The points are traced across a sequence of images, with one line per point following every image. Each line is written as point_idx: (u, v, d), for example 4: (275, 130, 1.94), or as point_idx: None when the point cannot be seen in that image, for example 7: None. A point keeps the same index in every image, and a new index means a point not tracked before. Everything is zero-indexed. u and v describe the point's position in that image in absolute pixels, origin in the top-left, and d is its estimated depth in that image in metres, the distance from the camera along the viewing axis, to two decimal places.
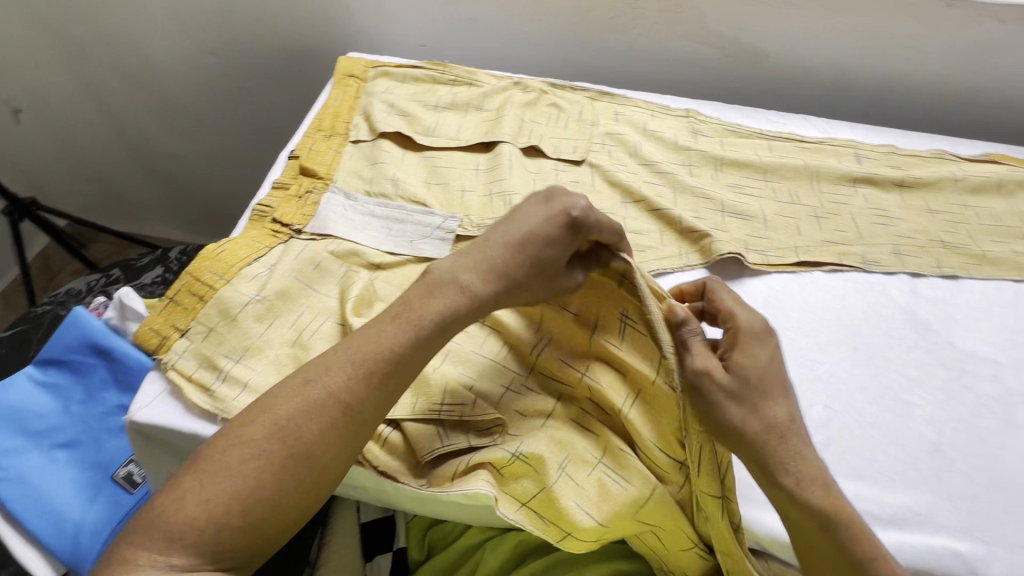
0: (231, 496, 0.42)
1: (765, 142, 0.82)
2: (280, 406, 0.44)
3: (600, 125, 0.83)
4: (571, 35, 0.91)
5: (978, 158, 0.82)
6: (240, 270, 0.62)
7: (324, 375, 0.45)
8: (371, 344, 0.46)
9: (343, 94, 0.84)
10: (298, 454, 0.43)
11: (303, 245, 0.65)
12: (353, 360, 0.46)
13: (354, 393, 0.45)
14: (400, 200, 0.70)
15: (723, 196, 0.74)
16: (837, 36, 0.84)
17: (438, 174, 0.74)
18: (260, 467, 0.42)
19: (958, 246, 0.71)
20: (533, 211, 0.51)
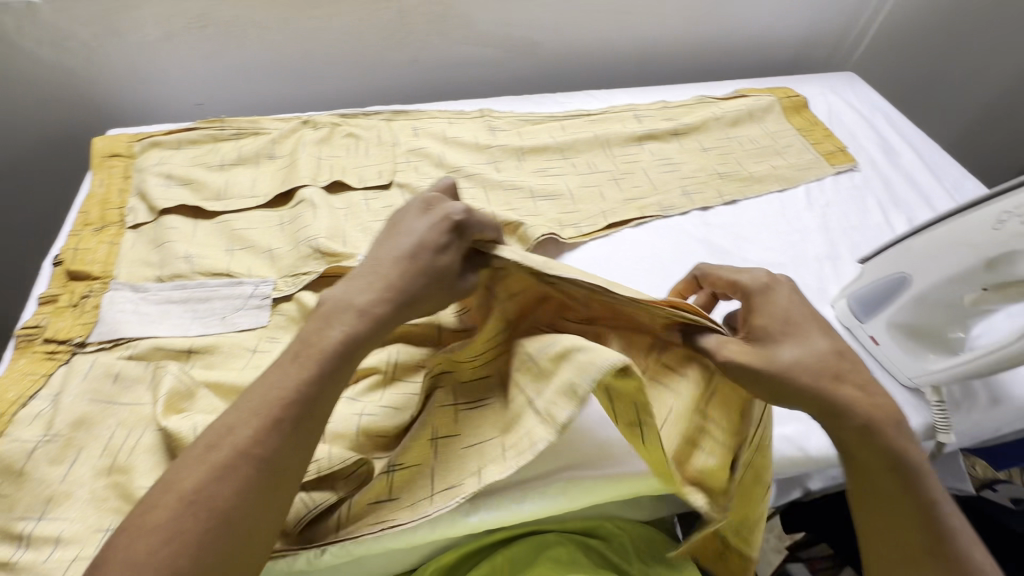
0: None
1: (557, 123, 0.88)
2: (183, 482, 0.37)
3: (402, 144, 0.83)
4: (351, 62, 0.90)
5: (730, 96, 0.95)
6: (14, 415, 0.52)
7: (233, 429, 0.39)
8: (278, 383, 0.41)
9: (109, 177, 0.75)
10: (221, 522, 0.36)
11: (92, 360, 0.57)
12: (261, 409, 0.40)
13: (273, 439, 0.39)
14: (199, 277, 0.64)
15: (529, 183, 0.78)
16: (591, 16, 0.92)
17: (238, 236, 0.69)
18: (173, 552, 0.34)
19: (731, 173, 0.82)
20: (415, 223, 0.50)
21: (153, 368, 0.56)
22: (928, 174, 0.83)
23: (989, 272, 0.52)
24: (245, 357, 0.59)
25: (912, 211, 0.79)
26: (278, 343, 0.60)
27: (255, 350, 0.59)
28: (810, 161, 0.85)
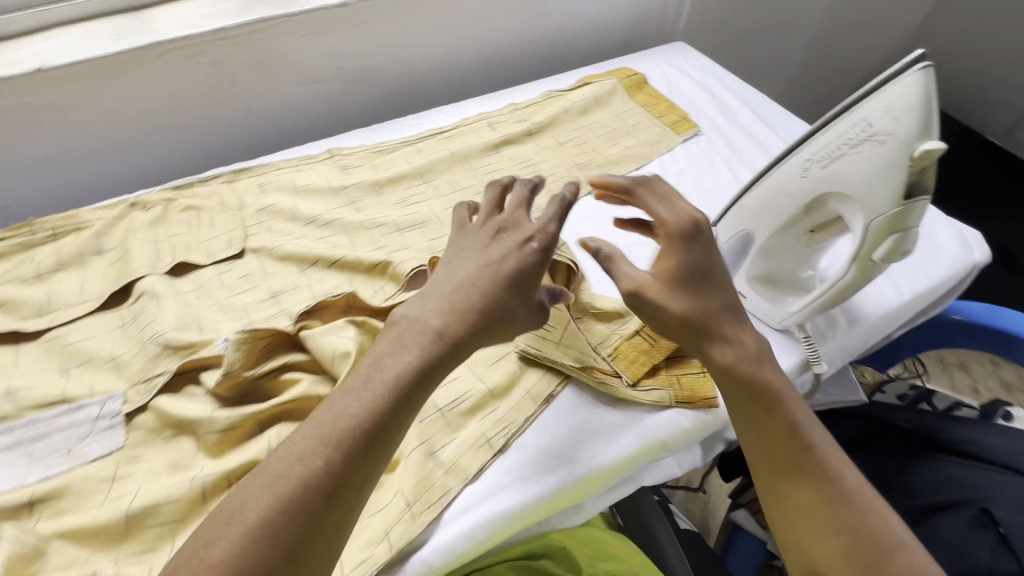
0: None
1: (412, 147, 0.86)
2: (287, 470, 0.41)
3: (249, 204, 0.77)
4: (175, 127, 0.82)
5: (574, 86, 0.97)
6: None
7: (301, 459, 0.42)
8: (361, 395, 0.45)
9: None
10: (275, 547, 0.39)
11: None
12: (324, 441, 0.42)
13: (333, 469, 0.42)
14: (30, 413, 0.56)
15: (393, 217, 0.76)
16: (421, 33, 0.91)
17: (72, 353, 0.61)
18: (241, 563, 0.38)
19: (589, 162, 0.84)
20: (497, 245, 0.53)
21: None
22: (762, 125, 0.90)
23: (809, 216, 0.58)
24: (105, 489, 0.52)
25: (755, 162, 0.84)
26: (141, 463, 0.53)
27: (115, 477, 0.52)
28: (659, 134, 0.89)
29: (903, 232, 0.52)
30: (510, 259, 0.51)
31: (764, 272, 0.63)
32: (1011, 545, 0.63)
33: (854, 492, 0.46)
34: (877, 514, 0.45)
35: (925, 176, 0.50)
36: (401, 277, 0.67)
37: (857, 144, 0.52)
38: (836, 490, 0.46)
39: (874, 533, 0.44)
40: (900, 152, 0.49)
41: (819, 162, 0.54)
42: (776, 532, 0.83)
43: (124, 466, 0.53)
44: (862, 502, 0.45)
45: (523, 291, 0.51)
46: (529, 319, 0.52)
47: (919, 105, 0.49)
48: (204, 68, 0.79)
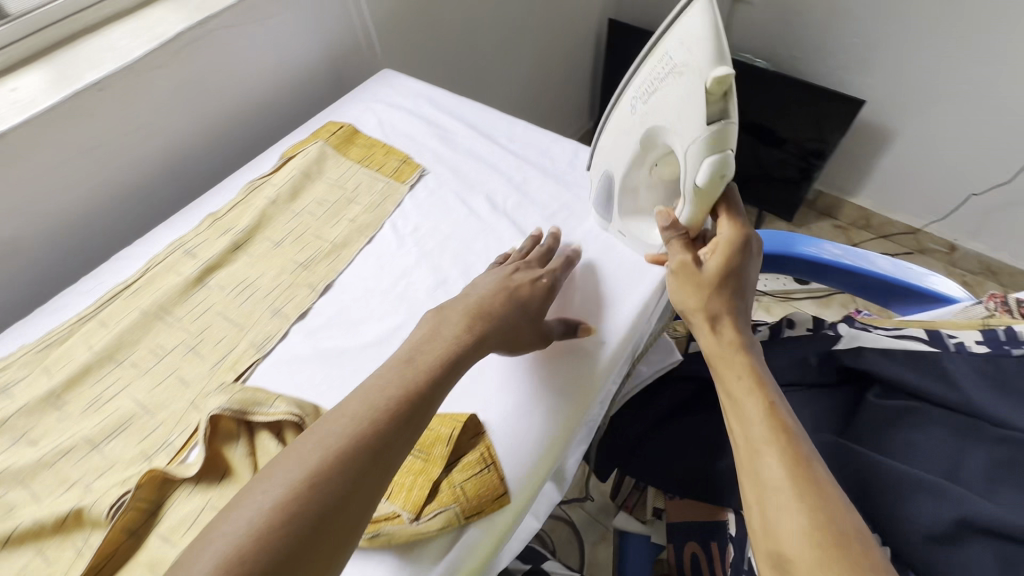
0: (245, 543, 0.37)
1: (93, 322, 0.68)
2: (310, 451, 0.43)
3: None
4: None
5: (278, 165, 0.84)
6: None
7: (285, 478, 0.41)
8: (349, 418, 0.45)
9: None
10: (305, 523, 0.39)
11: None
12: (352, 426, 0.45)
13: (315, 489, 0.41)
14: None
15: (83, 433, 0.59)
16: (49, 179, 0.72)
17: None
18: (268, 526, 0.38)
19: (314, 255, 0.73)
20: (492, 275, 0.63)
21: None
22: (483, 140, 0.85)
23: (652, 148, 0.62)
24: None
25: (487, 185, 0.79)
26: None
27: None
28: (383, 190, 0.80)
29: (724, 153, 0.53)
30: (534, 279, 0.63)
31: (633, 208, 0.68)
32: None
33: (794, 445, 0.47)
34: (814, 464, 0.46)
35: (727, 102, 0.52)
36: (101, 520, 0.52)
37: (663, 78, 0.56)
38: (768, 438, 0.48)
39: (807, 474, 0.45)
40: (697, 82, 0.51)
41: (642, 99, 0.60)
42: (654, 522, 0.84)
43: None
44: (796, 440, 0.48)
45: (529, 314, 0.60)
46: (541, 313, 0.61)
47: (708, 36, 0.50)
48: None
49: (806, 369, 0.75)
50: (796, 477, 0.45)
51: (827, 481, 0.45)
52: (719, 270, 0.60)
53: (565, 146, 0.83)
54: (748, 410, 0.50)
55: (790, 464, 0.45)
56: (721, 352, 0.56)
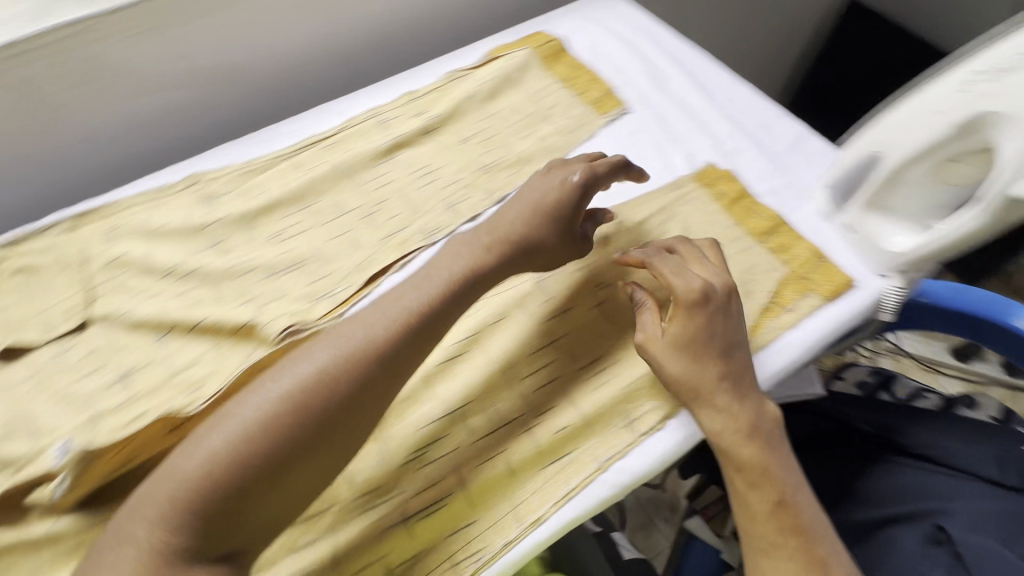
0: (225, 457, 0.40)
1: (290, 163, 0.73)
2: (316, 356, 0.45)
3: (94, 258, 0.65)
4: None
5: (483, 60, 0.82)
6: None
7: (261, 399, 0.42)
8: (354, 334, 0.46)
9: None
10: (298, 432, 0.42)
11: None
12: (370, 327, 0.47)
13: (300, 414, 0.42)
14: None
15: (264, 258, 0.64)
16: (290, 15, 0.75)
17: None
18: (258, 436, 0.41)
19: (497, 162, 0.72)
20: (539, 185, 0.59)
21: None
22: (698, 92, 0.77)
23: (956, 141, 0.51)
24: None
25: (689, 143, 0.72)
26: None
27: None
28: (578, 117, 0.76)
29: None
30: (564, 186, 0.58)
31: (883, 200, 0.58)
32: (966, 567, 0.59)
33: (752, 453, 0.49)
34: (787, 479, 0.49)
35: None
36: (268, 340, 0.58)
37: None
38: (751, 432, 0.50)
39: (782, 471, 0.49)
40: None
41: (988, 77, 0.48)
42: (729, 540, 0.82)
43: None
44: (768, 420, 0.51)
45: (565, 233, 0.57)
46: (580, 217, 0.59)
47: None
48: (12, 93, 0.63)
49: (978, 459, 0.67)
50: (774, 518, 0.47)
51: (798, 511, 0.47)
52: (704, 345, 0.51)
53: (791, 128, 0.73)
54: (745, 404, 0.51)
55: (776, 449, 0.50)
56: (717, 386, 0.51)
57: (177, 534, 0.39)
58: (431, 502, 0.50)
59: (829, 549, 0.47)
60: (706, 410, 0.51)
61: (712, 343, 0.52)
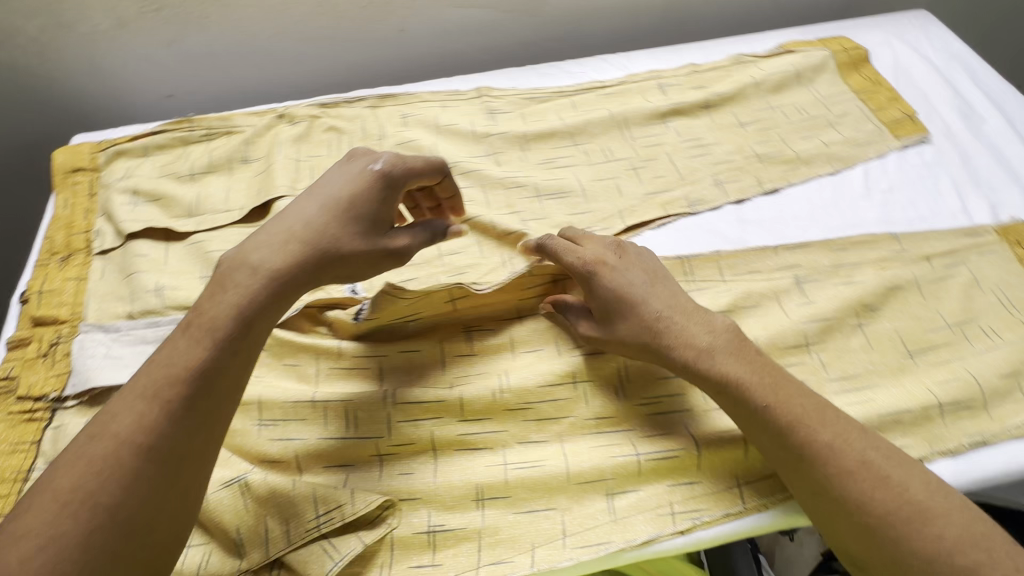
0: (123, 446, 0.39)
1: (568, 100, 0.76)
2: (177, 362, 0.41)
3: (390, 136, 0.73)
4: (333, 40, 0.80)
5: (775, 52, 0.80)
6: (16, 490, 0.49)
7: (140, 402, 0.40)
8: (226, 303, 0.43)
9: (72, 196, 0.68)
10: (175, 427, 0.40)
11: (81, 422, 0.53)
12: (212, 329, 0.42)
13: (191, 394, 0.40)
14: (172, 312, 0.59)
15: (534, 179, 0.68)
16: None
17: (212, 262, 0.62)
18: (145, 429, 0.39)
19: (773, 154, 0.70)
20: (333, 175, 0.50)
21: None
22: (1018, 143, 0.69)
23: None
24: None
25: (996, 194, 0.65)
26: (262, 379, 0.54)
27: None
28: (870, 134, 0.71)
29: None
30: (360, 175, 0.49)
31: None
32: None
33: (741, 377, 0.48)
34: (805, 409, 0.47)
35: None
36: None
37: None
38: (709, 353, 0.49)
39: (799, 410, 0.47)
40: None
41: None
42: None
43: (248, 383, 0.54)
44: (719, 339, 0.49)
45: (372, 225, 0.49)
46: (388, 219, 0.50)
47: None
48: None
49: None
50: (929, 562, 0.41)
51: (833, 449, 0.45)
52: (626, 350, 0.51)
53: None
54: (698, 327, 0.50)
55: (783, 382, 0.48)
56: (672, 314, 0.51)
57: (145, 471, 0.38)
58: (665, 449, 0.51)
59: (903, 471, 0.44)
60: (674, 336, 0.50)
61: (630, 297, 0.52)
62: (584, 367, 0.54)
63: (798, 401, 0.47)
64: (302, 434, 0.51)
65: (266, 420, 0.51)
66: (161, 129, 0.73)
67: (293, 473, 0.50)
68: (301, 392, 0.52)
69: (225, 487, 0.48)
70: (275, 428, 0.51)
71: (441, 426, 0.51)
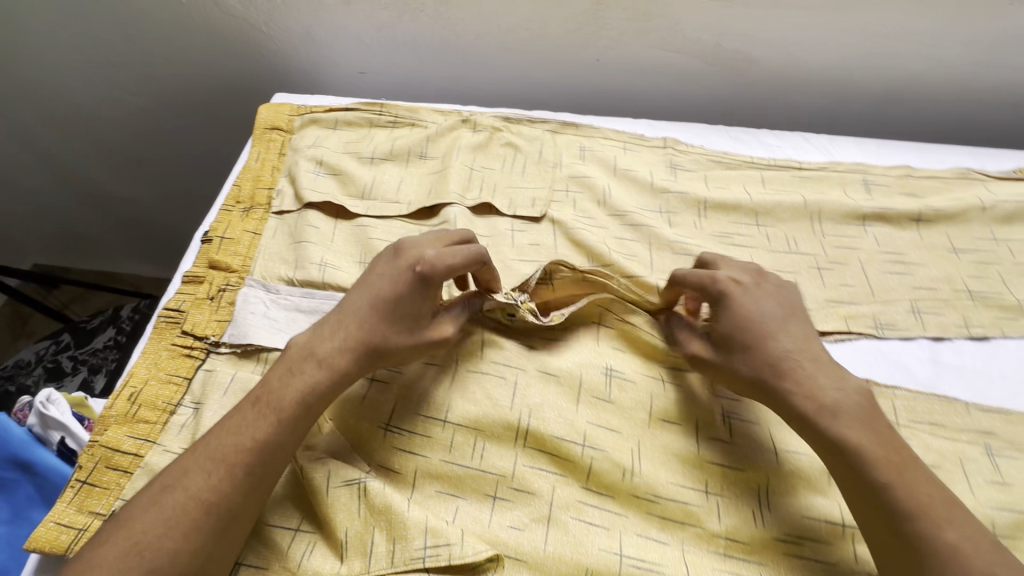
0: (194, 497, 0.41)
1: (757, 174, 0.70)
2: (246, 429, 0.44)
3: (565, 166, 0.71)
4: (529, 55, 0.81)
5: (1009, 175, 0.70)
6: (165, 423, 0.52)
7: (212, 459, 0.43)
8: (292, 387, 0.46)
9: (264, 152, 0.73)
10: (241, 483, 0.43)
11: (231, 373, 0.55)
12: (282, 404, 0.45)
13: (259, 456, 0.44)
14: (328, 288, 0.61)
15: (707, 250, 0.64)
16: (838, 37, 0.73)
17: (373, 250, 0.64)
18: (218, 479, 0.42)
19: (989, 296, 0.60)
20: (383, 270, 0.51)
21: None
22: None
23: None
24: (363, 386, 0.54)
25: None
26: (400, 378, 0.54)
27: (375, 378, 0.54)
28: None
29: None
30: (404, 273, 0.50)
31: None
32: None
33: (859, 438, 0.44)
34: (917, 486, 0.42)
35: None
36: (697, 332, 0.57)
37: None
38: (818, 413, 0.46)
39: (911, 483, 0.42)
40: None
41: None
42: None
43: (390, 375, 0.54)
44: (849, 396, 0.46)
45: (406, 323, 0.50)
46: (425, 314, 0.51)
47: None
48: (583, 5, 0.73)
49: None
50: None
51: (958, 556, 0.39)
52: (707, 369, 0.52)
53: None
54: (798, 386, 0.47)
55: (907, 458, 0.44)
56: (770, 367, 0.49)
57: (207, 525, 0.41)
58: None
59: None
60: (790, 387, 0.47)
61: (758, 331, 0.49)
62: (722, 478, 0.51)
63: (900, 472, 0.43)
64: (428, 451, 0.51)
65: (396, 425, 0.52)
66: (354, 107, 0.76)
67: (407, 489, 0.50)
68: (434, 407, 0.52)
69: (346, 485, 0.48)
70: (402, 436, 0.51)
71: (562, 485, 0.50)
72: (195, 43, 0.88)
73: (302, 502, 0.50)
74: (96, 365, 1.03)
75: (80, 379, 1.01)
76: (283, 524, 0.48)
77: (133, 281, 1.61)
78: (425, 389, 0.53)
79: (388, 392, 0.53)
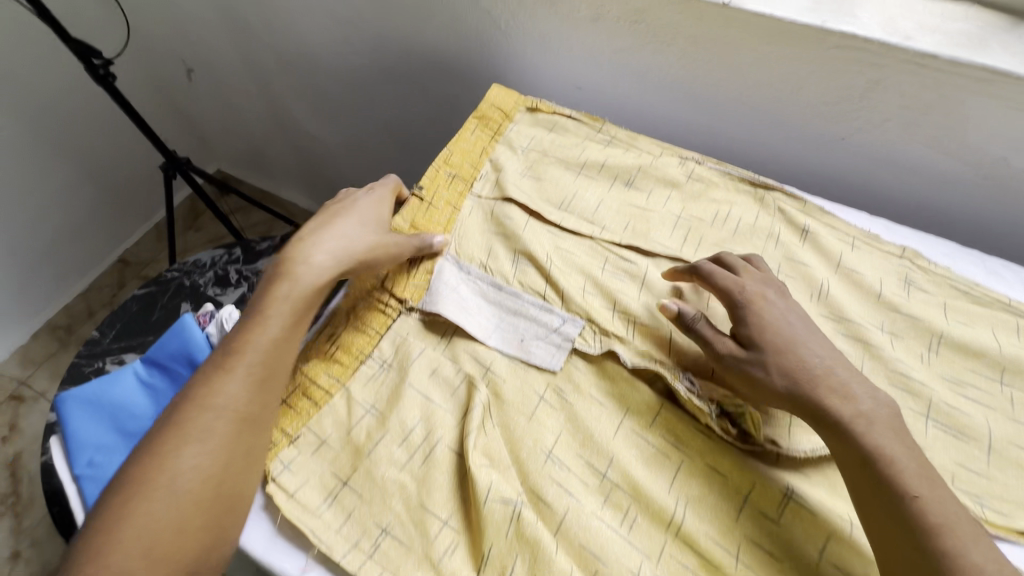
0: (239, 374, 0.52)
1: (1013, 319, 0.60)
2: (266, 324, 0.55)
3: (782, 244, 0.65)
4: (765, 113, 0.75)
5: None
6: (355, 372, 0.57)
7: (246, 345, 0.54)
8: (297, 287, 0.58)
9: (481, 131, 0.75)
10: (263, 354, 0.54)
11: (420, 347, 0.58)
12: (289, 298, 0.57)
13: (278, 339, 0.55)
14: (517, 285, 0.61)
15: (935, 394, 0.55)
16: None
17: (563, 259, 0.63)
18: (250, 357, 0.53)
19: None
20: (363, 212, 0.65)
21: (464, 375, 0.56)
22: None
23: None
24: (533, 403, 0.54)
25: None
26: (569, 403, 0.54)
27: (545, 398, 0.54)
28: None
29: None
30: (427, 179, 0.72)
31: None
32: None
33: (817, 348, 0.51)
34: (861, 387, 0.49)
35: None
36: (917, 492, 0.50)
37: None
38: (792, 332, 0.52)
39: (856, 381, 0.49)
40: None
41: None
42: None
43: (558, 400, 0.54)
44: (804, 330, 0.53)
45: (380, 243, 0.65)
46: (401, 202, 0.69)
47: None
48: (855, 80, 0.66)
49: None
50: None
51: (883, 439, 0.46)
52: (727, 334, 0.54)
53: None
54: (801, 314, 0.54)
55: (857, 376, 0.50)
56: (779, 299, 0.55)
57: (249, 385, 0.52)
58: None
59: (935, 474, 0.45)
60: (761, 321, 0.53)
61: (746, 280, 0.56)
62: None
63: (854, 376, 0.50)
64: (586, 498, 0.49)
65: (555, 454, 0.51)
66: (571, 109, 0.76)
67: (552, 526, 0.48)
68: (600, 449, 0.51)
69: (500, 502, 0.48)
70: (560, 471, 0.50)
71: None
72: (431, 24, 0.92)
73: (454, 497, 0.50)
74: (256, 285, 1.13)
75: (240, 294, 1.12)
76: (435, 513, 0.49)
77: (290, 210, 1.74)
78: (594, 430, 0.52)
79: (553, 418, 0.53)
